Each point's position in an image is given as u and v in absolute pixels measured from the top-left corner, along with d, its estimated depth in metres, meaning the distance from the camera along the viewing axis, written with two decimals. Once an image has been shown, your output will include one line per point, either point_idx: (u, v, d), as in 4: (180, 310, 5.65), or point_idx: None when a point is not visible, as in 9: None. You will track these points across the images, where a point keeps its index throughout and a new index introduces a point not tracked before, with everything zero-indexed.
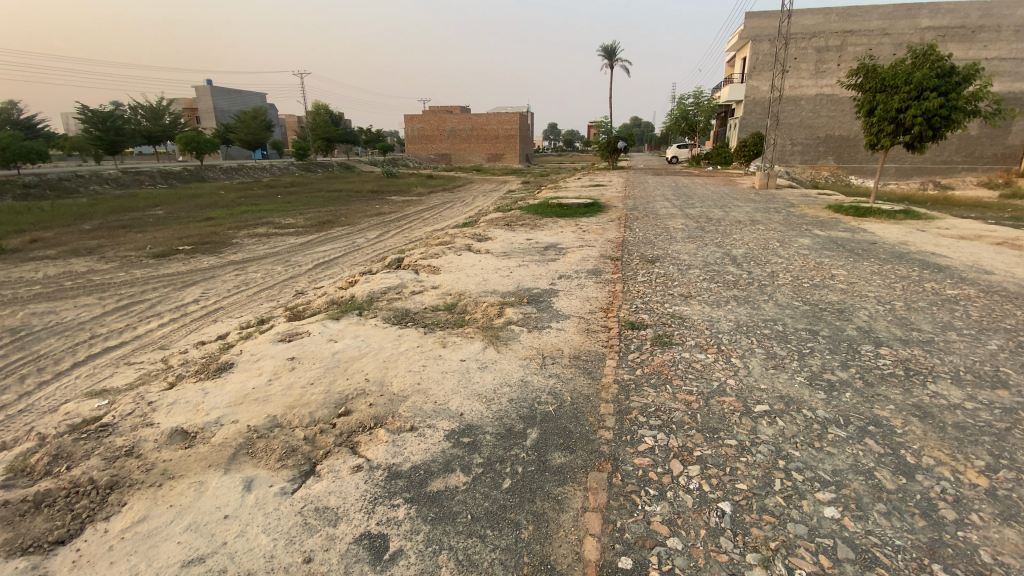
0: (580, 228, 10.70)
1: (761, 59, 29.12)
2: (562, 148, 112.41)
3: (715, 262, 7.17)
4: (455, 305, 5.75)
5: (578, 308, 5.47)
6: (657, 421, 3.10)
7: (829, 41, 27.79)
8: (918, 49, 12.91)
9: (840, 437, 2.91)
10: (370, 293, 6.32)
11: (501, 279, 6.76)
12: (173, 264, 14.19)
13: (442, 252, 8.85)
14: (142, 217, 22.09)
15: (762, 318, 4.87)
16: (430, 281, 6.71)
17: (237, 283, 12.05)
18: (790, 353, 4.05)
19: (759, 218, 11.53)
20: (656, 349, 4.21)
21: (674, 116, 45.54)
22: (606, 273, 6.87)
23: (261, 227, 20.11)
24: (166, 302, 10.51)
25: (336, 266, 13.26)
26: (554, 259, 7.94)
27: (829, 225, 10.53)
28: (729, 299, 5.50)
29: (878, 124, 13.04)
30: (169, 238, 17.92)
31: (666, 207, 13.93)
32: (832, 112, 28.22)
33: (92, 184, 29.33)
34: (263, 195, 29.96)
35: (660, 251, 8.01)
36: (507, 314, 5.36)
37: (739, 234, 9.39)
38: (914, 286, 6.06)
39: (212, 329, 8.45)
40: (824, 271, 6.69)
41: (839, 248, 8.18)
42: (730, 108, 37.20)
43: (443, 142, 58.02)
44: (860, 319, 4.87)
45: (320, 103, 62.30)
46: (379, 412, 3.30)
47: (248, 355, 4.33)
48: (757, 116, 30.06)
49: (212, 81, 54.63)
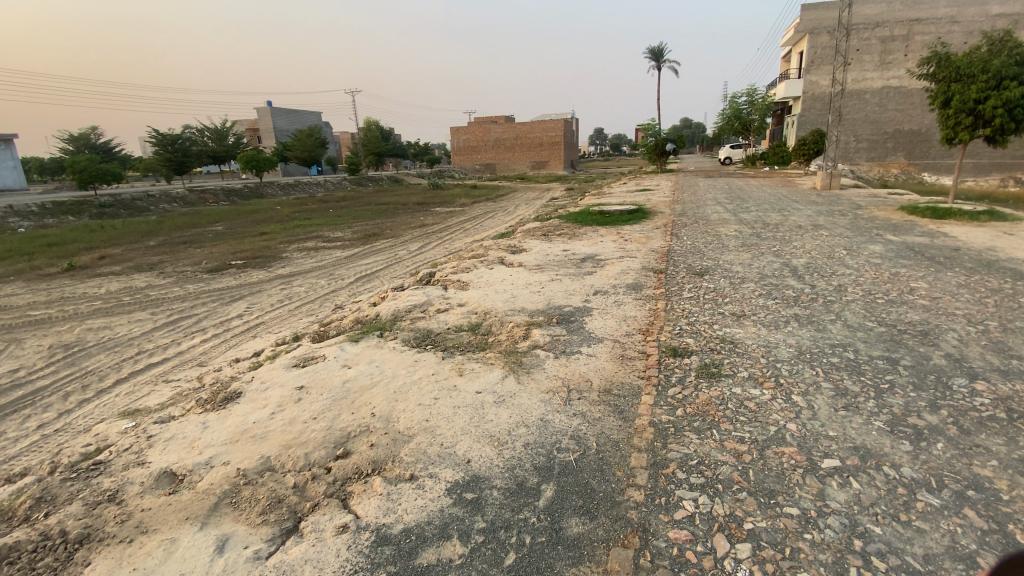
0: (622, 238, 10.12)
1: (819, 53, 27.42)
2: (609, 154, 110.56)
3: (772, 275, 6.44)
4: (481, 326, 5.38)
5: (613, 329, 4.96)
6: (699, 478, 2.59)
7: (895, 29, 25.75)
8: (995, 35, 11.54)
9: (933, 507, 2.29)
10: (394, 312, 6.06)
11: (532, 295, 6.34)
12: (223, 279, 14.71)
13: (474, 265, 8.55)
14: (202, 233, 23.29)
15: (829, 343, 4.19)
16: (457, 298, 6.38)
17: (280, 297, 12.27)
18: (865, 389, 3.38)
19: (821, 223, 10.53)
20: (701, 383, 3.65)
21: (725, 116, 43.66)
22: (647, 288, 6.32)
23: (310, 241, 20.69)
24: (210, 317, 10.80)
25: (375, 279, 13.28)
26: (592, 271, 7.44)
27: (903, 229, 9.45)
28: (788, 319, 4.83)
29: (954, 116, 11.60)
30: (223, 253, 18.70)
31: (717, 212, 13.07)
32: (901, 106, 26.10)
33: (162, 203, 31.35)
34: (315, 209, 31.06)
35: (708, 262, 7.34)
36: (535, 337, 4.92)
37: (798, 242, 8.54)
38: (1009, 300, 5.17)
39: (251, 345, 8.50)
40: (899, 284, 5.85)
41: (916, 256, 7.23)
42: (787, 105, 35.26)
43: (488, 152, 58.47)
44: (947, 344, 4.09)
45: (370, 119, 64.35)
46: (379, 455, 2.95)
47: (258, 383, 4.15)
48: (816, 113, 28.22)
49: (271, 103, 57.56)
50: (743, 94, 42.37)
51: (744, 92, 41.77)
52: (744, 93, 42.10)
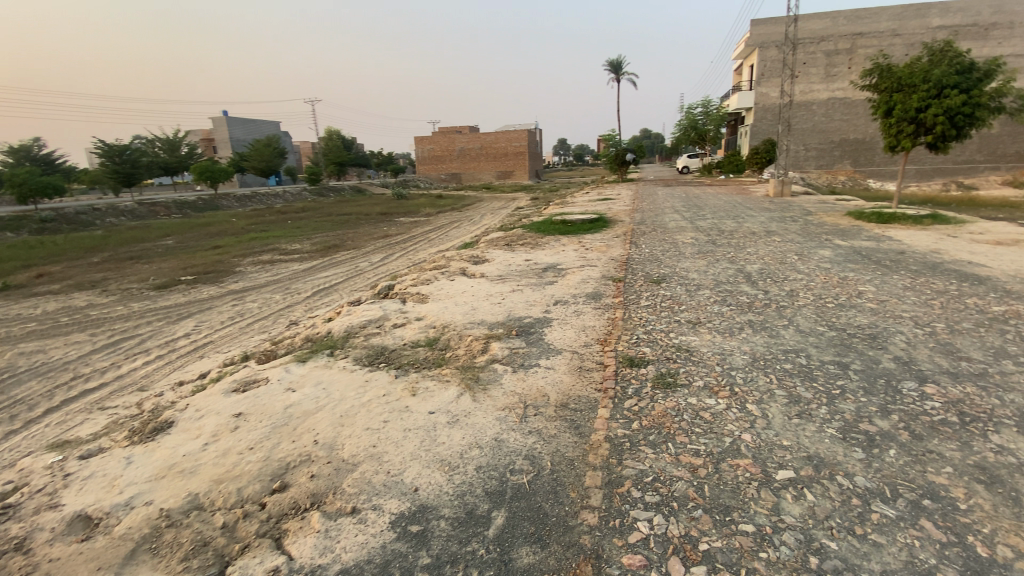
0: (584, 246, 10.13)
1: (769, 66, 28.60)
2: (573, 163, 112.08)
3: (727, 281, 6.52)
4: (438, 341, 5.20)
5: (573, 340, 4.86)
6: (654, 496, 2.50)
7: (838, 44, 27.11)
8: (934, 46, 12.23)
9: (888, 518, 2.27)
10: (347, 328, 5.82)
11: (492, 307, 6.20)
12: (172, 295, 14.00)
13: (434, 277, 8.37)
14: (151, 248, 22.21)
15: (782, 349, 4.23)
16: (415, 312, 6.19)
17: (233, 314, 11.74)
18: (818, 396, 3.41)
19: (775, 229, 10.83)
20: (658, 394, 3.58)
21: (682, 126, 44.97)
22: (606, 296, 6.30)
23: (266, 254, 19.98)
24: (156, 337, 10.21)
25: (334, 293, 12.88)
26: (553, 281, 7.38)
27: (851, 234, 9.82)
28: (742, 326, 4.86)
29: (897, 124, 12.30)
30: (174, 268, 17.85)
31: (676, 219, 13.33)
32: (846, 116, 27.46)
33: (108, 217, 29.78)
34: (274, 220, 30.14)
35: (667, 269, 7.40)
36: (494, 350, 4.78)
37: (753, 248, 8.75)
38: (952, 302, 5.38)
39: (199, 366, 8.04)
40: (848, 288, 6.01)
41: (864, 260, 7.49)
42: (741, 116, 36.60)
43: (453, 161, 58.30)
44: (895, 348, 4.20)
45: (331, 128, 63.25)
46: (319, 487, 2.77)
47: (192, 411, 3.88)
48: (768, 123, 29.35)
49: (227, 112, 55.83)
50: (699, 105, 43.75)
51: (700, 103, 43.18)
52: (700, 104, 43.49)
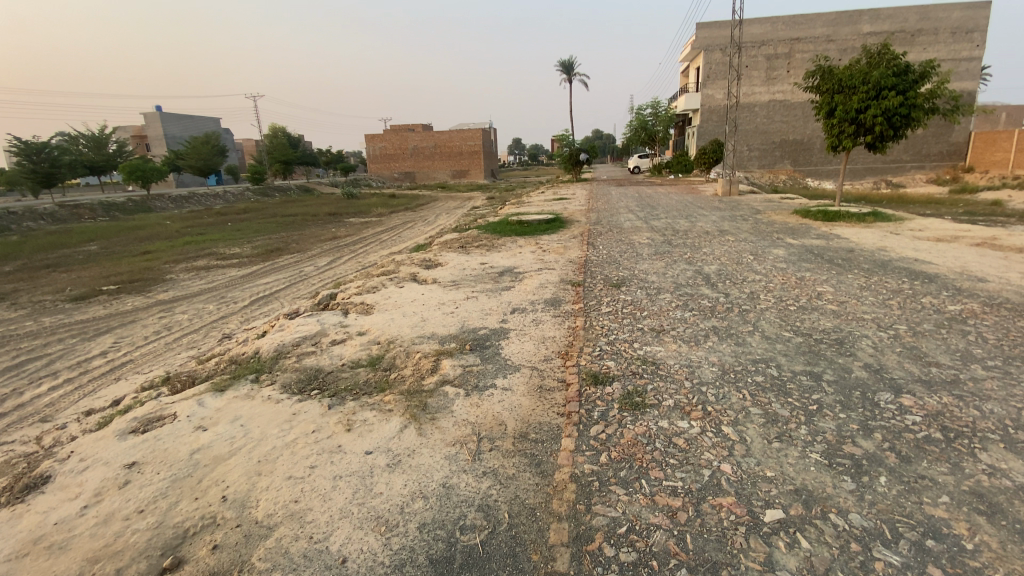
0: (540, 248, 9.79)
1: (715, 68, 29.34)
2: (528, 162, 112.49)
3: (687, 284, 6.31)
4: (382, 360, 4.67)
5: (530, 354, 4.44)
6: (630, 554, 2.12)
7: (777, 48, 28.14)
8: (872, 48, 12.66)
9: (895, 568, 1.98)
10: (279, 348, 5.18)
11: (443, 316, 5.69)
12: (92, 308, 12.65)
13: (381, 284, 7.78)
14: (71, 254, 20.23)
15: (751, 359, 3.98)
16: (357, 325, 5.60)
17: (159, 327, 10.66)
18: (796, 414, 3.14)
19: (727, 228, 10.85)
20: (625, 417, 3.21)
21: (633, 126, 45.67)
22: (565, 303, 5.94)
23: (201, 260, 18.56)
24: (66, 357, 9.05)
25: (275, 301, 11.98)
26: (509, 286, 6.96)
27: (801, 232, 9.94)
28: (708, 333, 4.59)
29: (839, 125, 12.70)
30: (95, 277, 16.25)
31: (631, 219, 13.25)
32: (786, 118, 28.58)
33: (25, 221, 27.10)
34: (212, 223, 28.27)
35: (625, 272, 7.13)
36: (444, 368, 4.29)
37: (709, 247, 8.66)
38: (910, 302, 5.35)
39: (113, 391, 7.09)
40: (807, 289, 5.91)
41: (817, 259, 7.49)
42: (688, 117, 37.50)
43: (406, 160, 56.96)
44: (864, 354, 4.04)
45: (276, 126, 60.48)
46: (222, 564, 2.23)
47: (74, 461, 3.21)
48: (714, 124, 30.12)
49: (161, 107, 52.29)
50: (649, 106, 44.58)
51: (649, 104, 44.02)
52: (649, 105, 44.31)
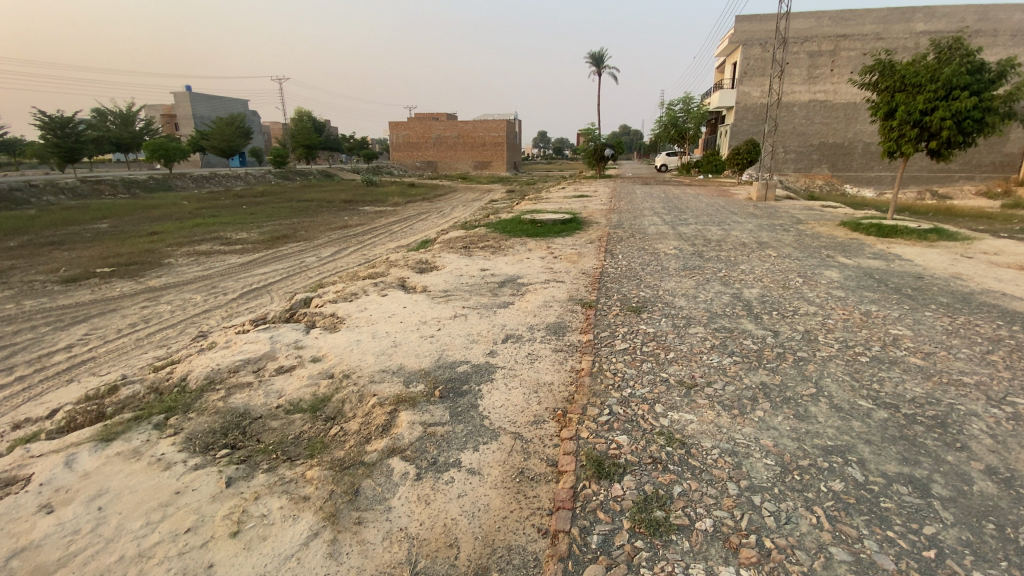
0: (551, 254, 8.68)
1: (753, 64, 27.63)
2: (552, 155, 110.50)
3: (724, 313, 5.12)
4: (328, 404, 3.62)
5: (515, 411, 3.34)
6: None
7: (822, 45, 26.26)
8: (941, 43, 11.11)
9: None
10: (211, 373, 4.20)
11: (419, 342, 4.61)
12: (79, 291, 12.02)
13: (365, 288, 6.76)
14: (80, 232, 19.86)
15: (821, 447, 2.83)
16: (314, 348, 4.58)
17: (138, 319, 9.89)
18: (905, 569, 2.03)
19: (766, 239, 9.56)
20: (639, 552, 2.12)
21: (663, 123, 43.76)
22: (572, 331, 4.82)
23: (206, 244, 17.88)
24: (29, 349, 8.30)
25: (265, 295, 11.12)
26: (507, 303, 5.89)
27: (853, 250, 8.61)
28: (756, 395, 3.42)
29: (898, 128, 11.18)
30: (93, 257, 15.66)
31: (656, 223, 12.04)
32: (826, 119, 26.73)
33: (46, 195, 26.91)
34: (226, 205, 27.79)
35: (647, 292, 5.99)
36: (398, 427, 3.22)
37: (747, 264, 7.44)
38: (1016, 358, 4.11)
39: (54, 398, 6.21)
40: (877, 331, 4.68)
41: (880, 287, 6.22)
42: (722, 115, 35.73)
43: (428, 149, 56.01)
44: (982, 449, 2.86)
45: (301, 109, 60.20)
46: None
47: None
48: (749, 123, 28.33)
49: (189, 86, 52.21)
50: (680, 101, 42.60)
51: (681, 100, 42.14)
52: (680, 101, 42.44)
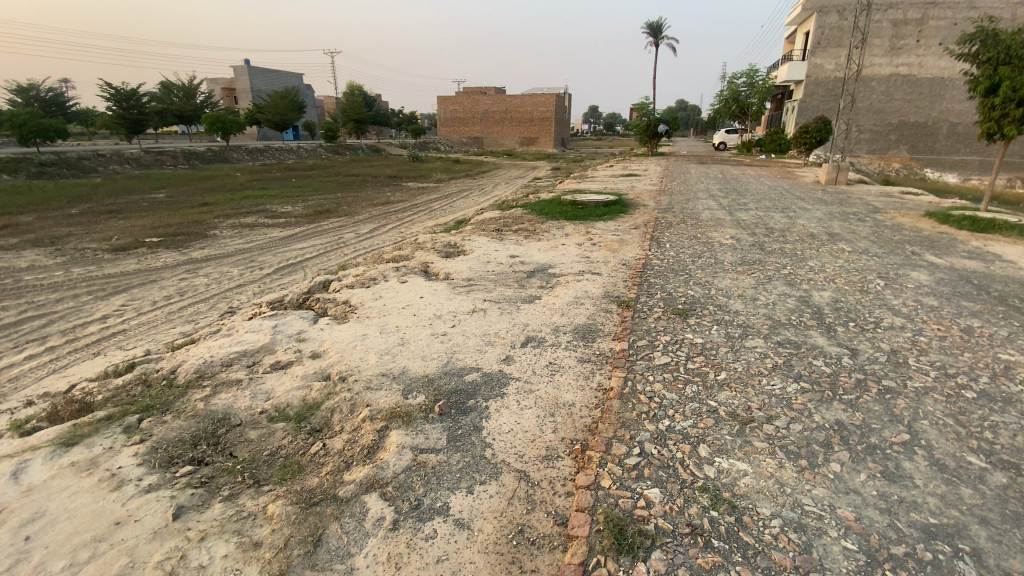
0: (590, 240, 7.97)
1: (827, 34, 25.16)
2: (603, 133, 107.02)
3: (789, 323, 4.33)
4: (314, 414, 3.17)
5: (525, 440, 2.77)
6: None
7: (908, 12, 23.52)
8: None
9: None
10: (200, 368, 3.85)
11: (429, 341, 4.08)
12: (126, 260, 12.36)
13: (387, 273, 6.33)
14: (137, 200, 20.66)
15: (922, 528, 2.12)
16: (315, 343, 4.15)
17: (174, 291, 9.97)
18: None
19: (837, 231, 8.44)
20: None
21: (723, 98, 41.05)
22: (604, 337, 4.17)
23: (250, 216, 18.14)
24: (68, 319, 8.46)
25: (298, 272, 11.00)
26: (535, 297, 5.30)
27: (944, 247, 7.41)
28: (831, 443, 2.69)
29: (1002, 106, 9.37)
30: (144, 227, 16.17)
31: (709, 208, 11.02)
32: (908, 95, 24.04)
33: (112, 163, 28.22)
34: (277, 177, 28.34)
35: (696, 291, 5.24)
36: (385, 451, 2.73)
37: (815, 261, 6.48)
38: None
39: (77, 373, 6.19)
40: (983, 356, 3.75)
41: (981, 295, 5.17)
42: (788, 90, 33.07)
43: (475, 124, 55.27)
44: None
45: (353, 83, 60.61)
46: None
47: None
48: (819, 99, 25.89)
49: (247, 60, 53.34)
50: (742, 75, 39.67)
51: (744, 74, 39.26)
52: (743, 75, 39.53)
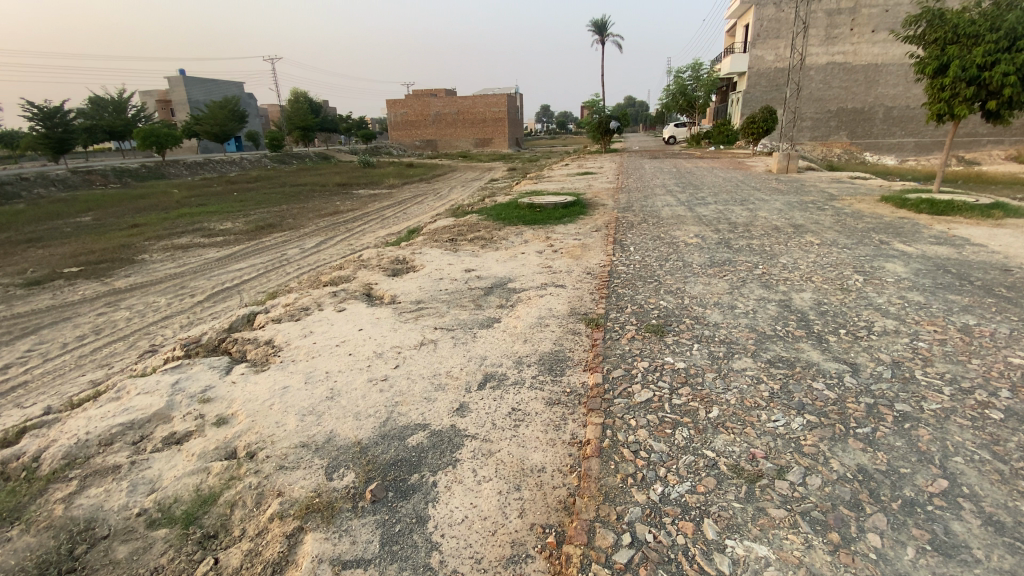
0: (551, 246, 7.44)
1: (766, 26, 25.59)
2: (556, 130, 107.61)
3: (779, 335, 3.86)
4: (210, 511, 2.43)
5: (484, 534, 2.13)
6: None
7: (841, 3, 24.20)
8: None
9: None
10: (70, 451, 3.03)
11: (366, 390, 3.38)
12: (35, 296, 10.96)
13: (325, 299, 5.56)
14: (58, 226, 18.79)
15: None
16: (223, 403, 3.36)
17: (90, 329, 8.80)
18: None
19: (802, 222, 8.21)
20: None
21: (671, 92, 41.59)
22: (573, 368, 3.57)
23: (185, 237, 16.70)
24: None
25: (234, 297, 9.97)
26: (492, 319, 4.67)
27: (910, 233, 7.24)
28: (863, 503, 2.17)
29: (951, 87, 9.37)
30: (61, 255, 14.57)
31: (670, 204, 10.71)
32: (845, 83, 24.77)
33: (32, 187, 25.79)
34: (217, 192, 26.62)
35: (670, 301, 4.74)
36: (296, 570, 2.04)
37: (787, 257, 6.12)
38: None
39: None
40: (992, 361, 3.37)
41: (964, 286, 4.89)
42: (733, 82, 33.70)
43: (427, 127, 54.15)
44: None
45: (297, 90, 58.31)
46: None
47: None
48: (763, 90, 26.40)
49: (181, 70, 50.42)
50: (688, 69, 40.35)
51: (689, 67, 39.84)
52: (688, 68, 40.17)
